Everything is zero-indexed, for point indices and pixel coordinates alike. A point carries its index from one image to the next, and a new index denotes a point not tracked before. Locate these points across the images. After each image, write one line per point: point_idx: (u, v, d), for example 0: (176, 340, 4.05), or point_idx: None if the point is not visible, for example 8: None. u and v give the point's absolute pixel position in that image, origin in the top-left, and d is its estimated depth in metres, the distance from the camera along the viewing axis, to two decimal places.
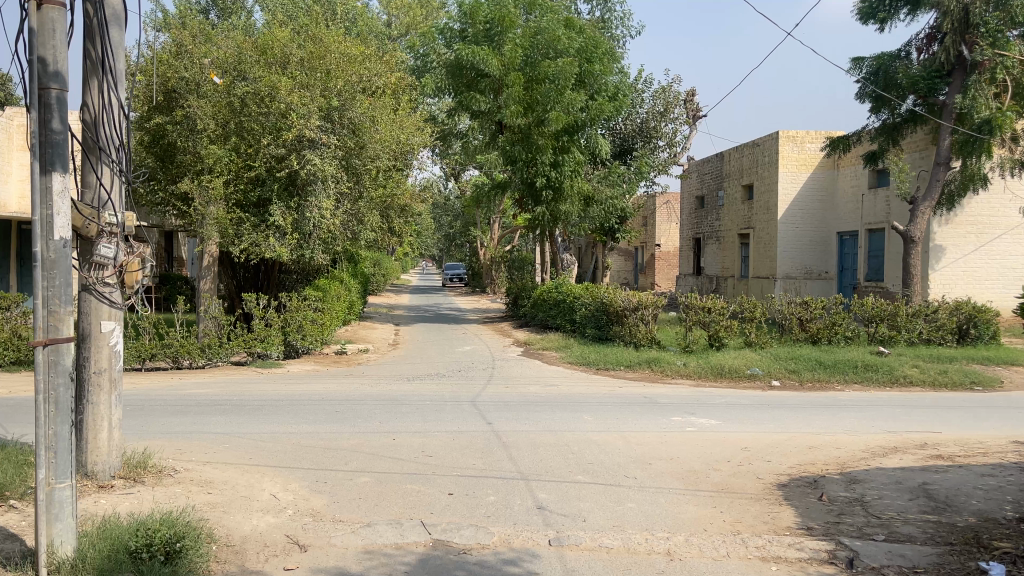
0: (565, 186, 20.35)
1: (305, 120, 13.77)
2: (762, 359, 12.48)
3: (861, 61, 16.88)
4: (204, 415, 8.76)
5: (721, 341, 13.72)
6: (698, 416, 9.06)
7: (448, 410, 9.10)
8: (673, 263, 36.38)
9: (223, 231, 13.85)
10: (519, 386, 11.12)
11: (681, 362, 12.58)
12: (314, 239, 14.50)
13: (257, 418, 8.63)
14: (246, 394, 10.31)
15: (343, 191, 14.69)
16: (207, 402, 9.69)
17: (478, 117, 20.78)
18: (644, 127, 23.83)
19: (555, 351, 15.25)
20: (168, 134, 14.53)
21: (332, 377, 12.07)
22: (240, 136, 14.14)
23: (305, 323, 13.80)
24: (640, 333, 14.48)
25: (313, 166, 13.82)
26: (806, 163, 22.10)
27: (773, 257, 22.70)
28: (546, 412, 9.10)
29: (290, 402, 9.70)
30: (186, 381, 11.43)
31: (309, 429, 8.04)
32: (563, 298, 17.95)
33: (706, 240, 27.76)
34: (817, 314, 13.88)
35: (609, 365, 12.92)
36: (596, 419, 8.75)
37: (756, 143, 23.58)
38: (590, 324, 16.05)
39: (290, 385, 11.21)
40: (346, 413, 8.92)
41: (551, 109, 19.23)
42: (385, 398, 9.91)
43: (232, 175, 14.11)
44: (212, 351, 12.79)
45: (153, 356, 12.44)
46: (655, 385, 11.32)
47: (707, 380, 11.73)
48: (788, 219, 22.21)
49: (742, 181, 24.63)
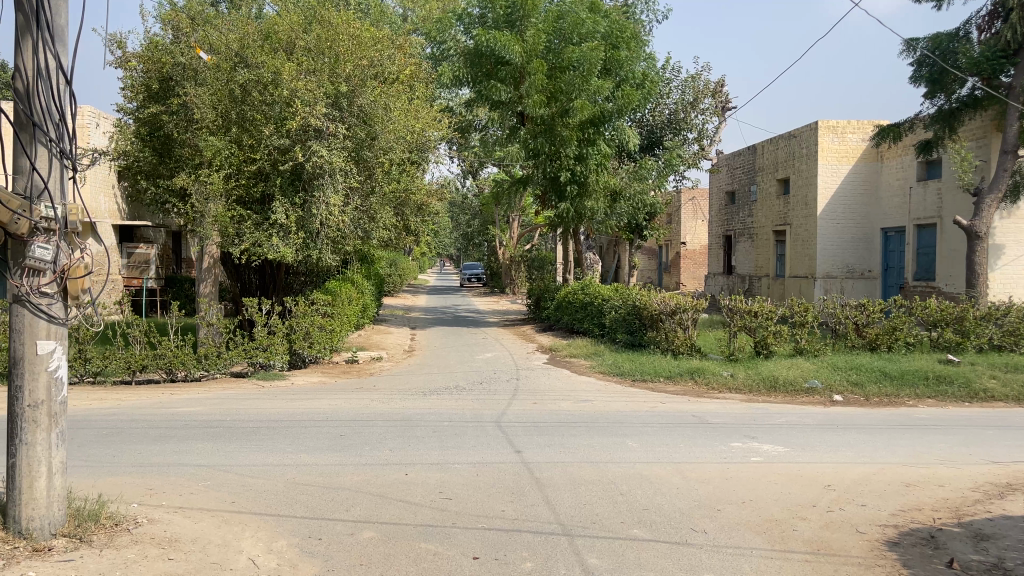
0: (591, 181, 19.09)
1: (311, 108, 12.55)
2: (819, 370, 11.18)
3: (914, 42, 15.44)
4: (191, 442, 7.61)
5: (769, 348, 12.43)
6: (760, 440, 7.80)
7: (470, 435, 7.89)
8: (699, 262, 35.05)
9: (223, 230, 12.75)
10: (549, 402, 9.90)
11: (727, 373, 11.31)
12: (322, 238, 13.23)
13: (249, 445, 7.47)
14: (243, 414, 9.16)
15: (353, 186, 13.43)
16: (196, 424, 8.52)
17: (499, 108, 19.57)
18: (673, 118, 22.51)
19: (584, 358, 14.02)
20: (166, 125, 13.42)
21: (341, 391, 10.90)
22: (241, 127, 13.00)
23: (313, 330, 12.72)
24: (678, 339, 13.19)
25: (319, 158, 12.60)
26: (847, 155, 20.70)
27: (811, 255, 21.31)
28: (584, 436, 7.87)
29: (290, 422, 8.53)
30: (179, 397, 10.26)
31: (306, 461, 6.86)
32: (590, 300, 16.72)
33: (738, 238, 26.40)
34: (875, 318, 12.55)
35: (646, 376, 11.67)
36: (642, 446, 7.51)
37: (792, 134, 22.20)
38: (622, 328, 14.83)
39: (293, 401, 10.03)
40: (352, 438, 7.72)
41: (577, 97, 17.97)
42: (397, 418, 8.72)
43: (233, 169, 12.98)
44: (209, 362, 11.62)
45: (146, 368, 11.33)
46: (701, 400, 10.06)
47: (759, 395, 10.45)
48: (828, 214, 20.82)
49: (777, 174, 23.24)
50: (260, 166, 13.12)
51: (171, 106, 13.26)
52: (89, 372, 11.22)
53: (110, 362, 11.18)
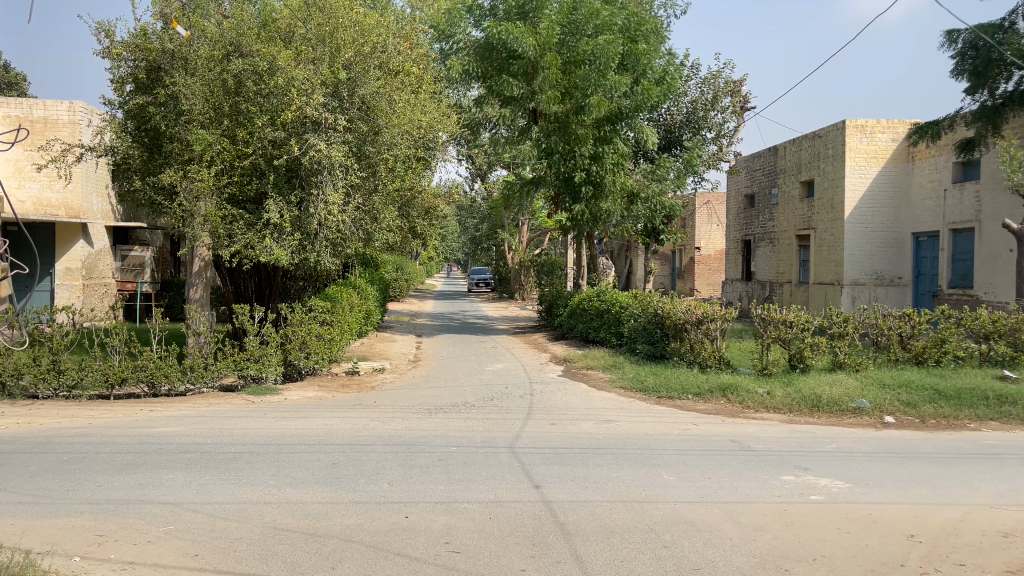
0: (607, 182, 18.08)
1: (308, 97, 11.69)
2: (863, 387, 10.13)
3: (955, 33, 14.49)
4: (161, 472, 6.64)
5: (806, 362, 11.41)
6: (815, 472, 6.76)
7: (480, 465, 6.89)
8: (713, 267, 34.00)
9: (214, 230, 11.83)
10: (568, 423, 8.90)
11: (763, 390, 10.28)
12: (321, 240, 12.21)
13: (228, 476, 6.50)
14: (227, 435, 8.19)
15: (354, 183, 12.43)
16: (171, 448, 7.56)
17: (510, 104, 18.62)
18: (692, 117, 21.53)
19: (602, 371, 13.00)
20: (152, 119, 12.40)
21: (338, 408, 9.91)
22: (234, 120, 12.16)
23: (310, 339, 11.80)
24: (706, 350, 12.17)
25: (317, 152, 11.65)
26: (876, 156, 19.65)
27: (838, 261, 20.24)
28: (611, 467, 6.85)
29: (278, 447, 7.56)
30: (159, 414, 9.30)
31: (290, 498, 5.87)
32: (607, 307, 15.72)
33: (758, 243, 25.36)
34: (922, 328, 11.50)
35: (673, 392, 10.65)
36: (680, 479, 6.50)
37: (817, 133, 21.18)
38: (642, 338, 13.83)
39: (284, 420, 9.06)
40: (346, 468, 6.74)
41: (593, 93, 17.01)
42: (399, 442, 7.74)
43: (225, 165, 12.07)
44: (194, 374, 10.62)
45: (126, 381, 10.34)
46: (737, 422, 9.04)
47: (800, 415, 9.40)
48: (856, 218, 19.77)
49: (800, 176, 22.22)
50: (254, 161, 12.21)
51: (158, 96, 12.23)
52: (63, 386, 10.28)
53: (86, 375, 10.22)
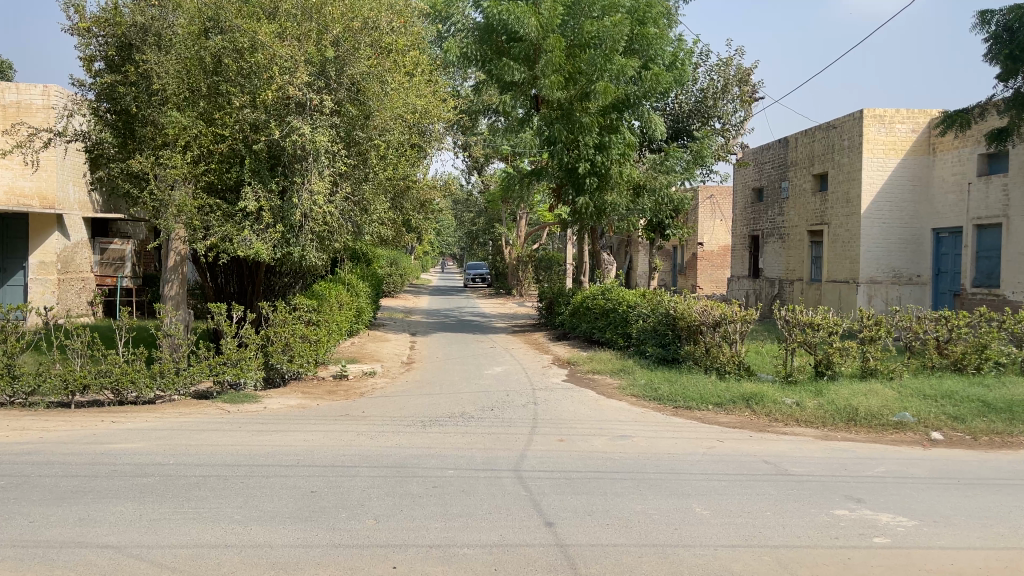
0: (612, 172, 17.06)
1: (291, 75, 10.71)
2: (901, 398, 9.19)
3: (988, 14, 13.62)
4: (108, 504, 5.65)
5: (834, 369, 10.46)
6: (871, 506, 5.79)
7: (481, 495, 5.92)
8: (716, 264, 33.07)
9: (188, 222, 10.84)
10: (578, 438, 7.93)
11: (792, 401, 9.34)
12: (306, 233, 11.17)
13: (186, 509, 5.54)
14: (193, 452, 7.20)
15: (341, 171, 11.39)
16: (127, 470, 6.59)
17: (511, 90, 17.63)
18: (701, 106, 20.58)
19: (610, 376, 12.05)
20: (121, 100, 11.36)
21: (322, 419, 8.93)
22: (210, 101, 11.18)
23: (293, 341, 10.83)
24: (724, 355, 11.21)
25: (300, 136, 10.65)
26: (895, 148, 18.71)
27: (853, 258, 19.29)
28: (635, 498, 5.89)
29: (250, 469, 6.58)
30: (121, 426, 8.29)
31: (255, 540, 4.91)
32: (614, 307, 14.78)
33: (766, 238, 24.40)
34: (960, 333, 10.57)
35: (692, 402, 9.70)
36: (716, 514, 5.54)
37: (831, 124, 20.26)
38: (652, 340, 12.89)
39: (261, 433, 8.08)
40: (326, 499, 5.79)
41: (598, 79, 16.08)
42: (388, 464, 6.78)
43: (201, 151, 11.09)
44: (164, 381, 9.60)
45: (88, 388, 9.33)
46: (767, 439, 8.10)
47: (836, 430, 8.44)
48: (873, 212, 18.84)
49: (813, 169, 21.29)
50: (233, 146, 11.22)
51: (127, 74, 11.18)
52: (20, 392, 9.28)
53: (44, 381, 9.21)
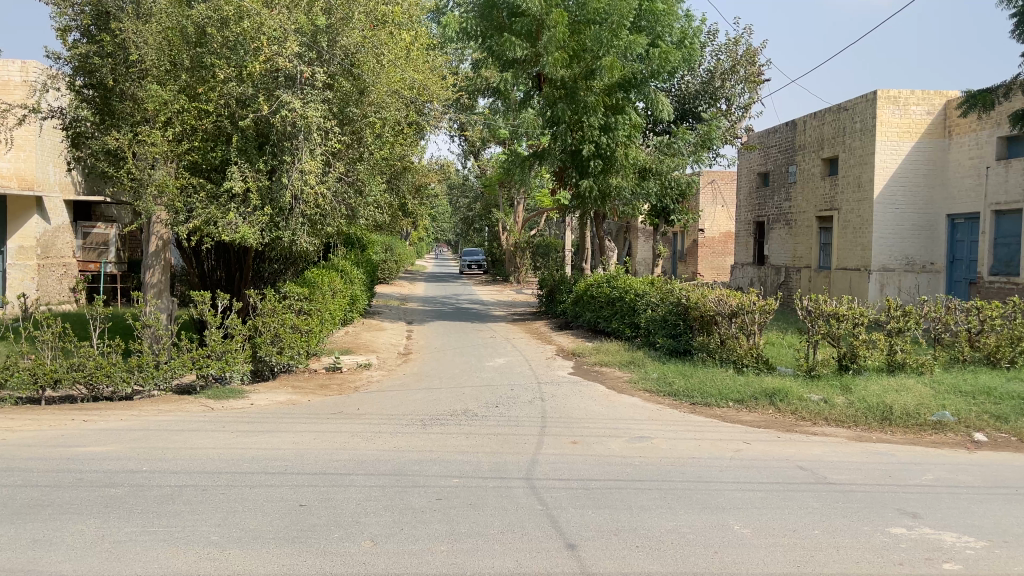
0: (618, 155, 16.32)
1: (281, 45, 9.98)
2: (937, 395, 8.54)
3: None
4: (68, 522, 4.96)
5: (859, 362, 9.81)
6: (930, 523, 5.14)
7: (491, 510, 5.25)
8: (717, 250, 32.46)
9: (170, 204, 10.13)
10: (592, 441, 7.26)
11: (818, 397, 8.70)
12: (297, 216, 10.47)
13: (157, 527, 4.86)
14: (169, 456, 6.52)
15: (335, 149, 10.67)
16: (95, 478, 5.90)
17: (513, 67, 16.87)
18: (708, 87, 19.89)
19: (619, 369, 11.39)
20: (97, 72, 10.60)
21: (313, 417, 8.24)
22: (194, 74, 10.46)
23: (283, 332, 10.15)
24: (742, 347, 10.56)
25: (291, 111, 9.93)
26: (909, 130, 18.03)
27: (864, 245, 18.64)
28: (663, 514, 5.23)
29: (232, 478, 5.90)
30: (92, 426, 7.59)
31: (232, 568, 4.24)
32: (620, 295, 14.12)
33: (772, 225, 23.73)
34: (993, 324, 9.93)
35: (710, 399, 9.06)
36: (758, 534, 4.89)
37: (842, 106, 19.59)
38: (662, 331, 12.24)
39: (245, 434, 7.39)
40: (315, 514, 5.12)
41: (605, 56, 15.38)
42: (386, 471, 6.10)
43: (185, 128, 10.35)
44: (142, 375, 8.87)
45: (60, 383, 8.62)
46: (796, 441, 7.44)
47: (870, 431, 7.80)
48: (887, 197, 18.17)
49: (822, 152, 20.63)
50: (218, 122, 10.51)
51: (104, 45, 10.42)
52: None
53: (11, 375, 8.51)
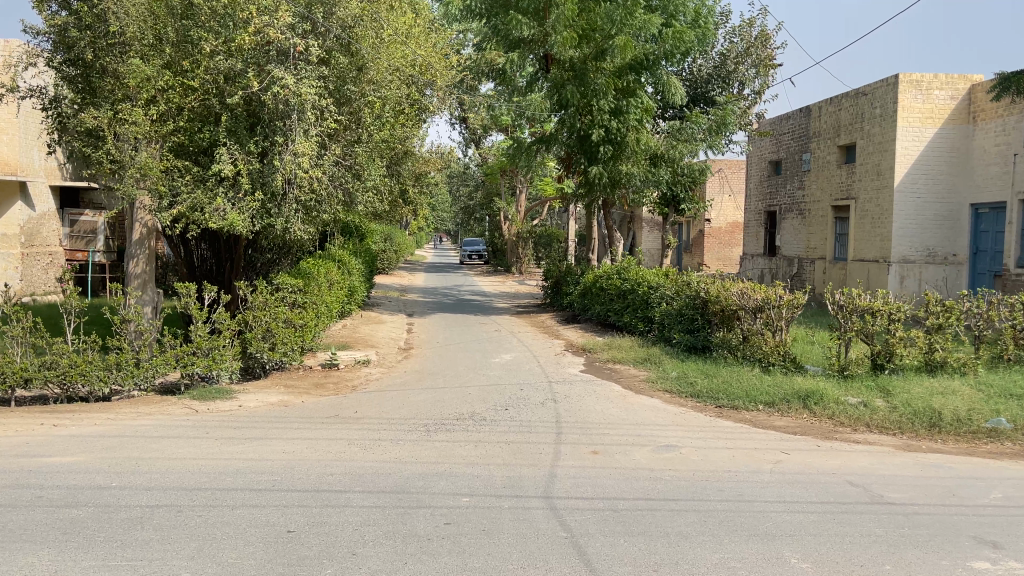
0: (629, 140, 15.56)
1: (272, 16, 9.21)
2: (987, 398, 7.82)
3: None
4: (16, 553, 4.24)
5: (895, 361, 9.11)
6: (1016, 555, 4.44)
7: (509, 537, 4.55)
8: (724, 241, 31.70)
9: (154, 188, 9.37)
10: (615, 451, 6.55)
11: (857, 401, 8.00)
12: (290, 202, 9.70)
13: (119, 561, 4.15)
14: (144, 469, 5.79)
15: (331, 130, 9.93)
16: (56, 497, 5.18)
17: (519, 48, 16.11)
18: (721, 70, 19.15)
19: (634, 367, 10.68)
20: (76, 47, 9.83)
21: (306, 421, 7.53)
22: (180, 49, 9.73)
23: (276, 327, 9.46)
24: (768, 345, 9.86)
25: (282, 88, 9.18)
26: (932, 116, 17.29)
27: (884, 235, 17.91)
28: (708, 543, 4.54)
29: (211, 497, 5.18)
30: (62, 432, 6.86)
31: None
32: (632, 287, 13.41)
33: (784, 215, 22.99)
34: None
35: (737, 401, 8.35)
36: (820, 569, 4.20)
37: (861, 91, 18.86)
38: (678, 326, 11.54)
39: (231, 442, 6.67)
40: (306, 543, 4.42)
41: (617, 35, 14.63)
42: (388, 488, 5.40)
43: (169, 106, 9.58)
44: (121, 374, 8.17)
45: (31, 383, 7.91)
46: (840, 450, 6.75)
47: (918, 439, 7.10)
48: (907, 186, 17.43)
49: (838, 139, 19.89)
50: (205, 101, 9.73)
51: (81, 17, 9.65)
52: None
53: None
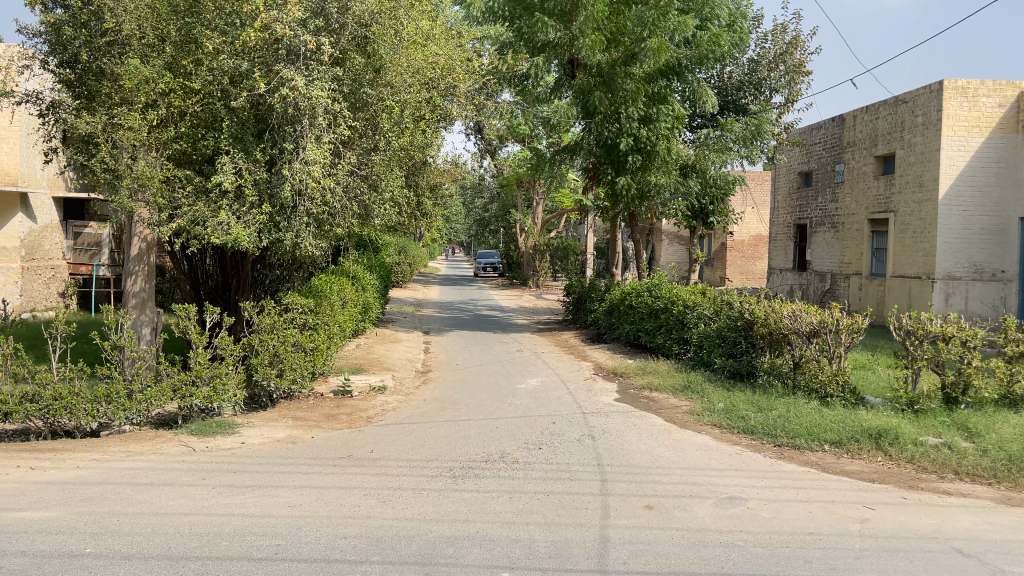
0: (660, 148, 14.67)
1: (280, 11, 8.43)
2: None
3: None
4: None
5: (972, 394, 8.15)
6: None
7: None
8: (747, 254, 30.73)
9: (155, 199, 8.57)
10: (673, 505, 5.64)
11: (938, 442, 7.06)
12: (301, 215, 8.87)
13: None
14: (126, 530, 4.94)
15: (344, 137, 9.12)
16: (17, 568, 4.32)
17: (544, 52, 15.30)
18: (753, 76, 18.30)
19: (674, 396, 9.76)
20: (71, 48, 9.08)
21: (317, 463, 6.67)
22: (183, 49, 8.97)
23: (285, 352, 8.62)
24: (824, 373, 8.94)
25: (291, 90, 8.34)
26: (979, 125, 16.37)
27: (927, 249, 16.92)
28: None
29: (201, 571, 4.32)
30: (39, 477, 6.02)
31: None
32: (666, 307, 12.50)
33: (816, 228, 22.03)
34: None
35: (799, 440, 7.43)
36: None
37: (900, 98, 17.93)
38: (719, 350, 10.62)
39: (230, 491, 5.81)
40: None
41: (650, 37, 13.80)
42: (411, 559, 4.51)
43: (170, 111, 8.79)
44: (112, 408, 7.34)
45: (11, 417, 7.13)
46: (932, 505, 5.80)
47: (1019, 490, 6.15)
48: (952, 198, 16.47)
49: (876, 149, 18.95)
50: (209, 105, 8.94)
51: (77, 15, 8.90)
52: None
53: None
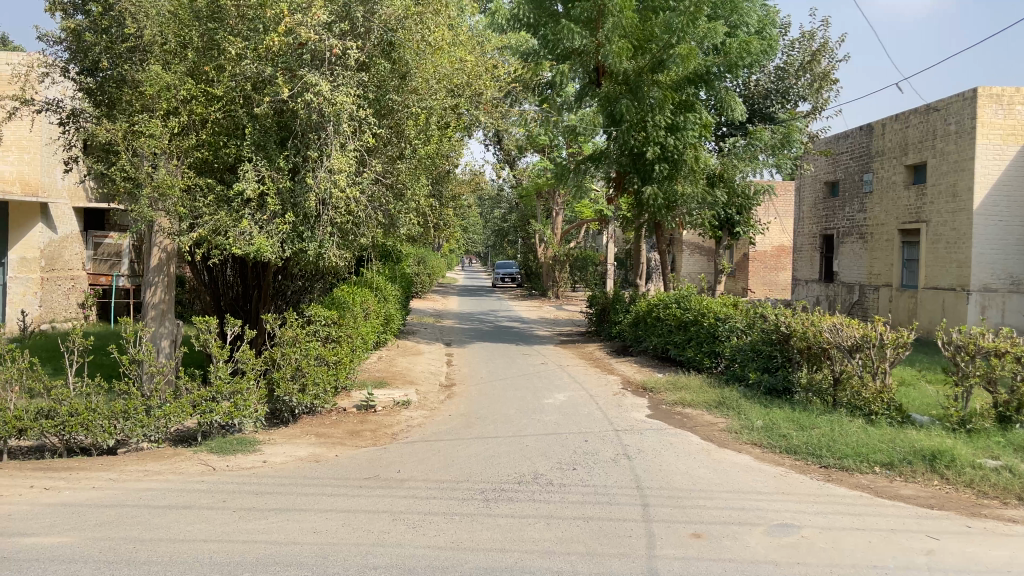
0: (688, 157, 14.34)
1: (304, 15, 8.20)
2: None
3: None
4: None
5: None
6: None
7: None
8: (769, 265, 30.28)
9: (176, 208, 8.33)
10: (721, 533, 5.29)
11: (997, 465, 6.67)
12: (325, 224, 8.61)
13: None
14: (143, 558, 4.65)
15: (368, 144, 8.89)
16: None
17: (568, 60, 15.03)
18: (780, 84, 17.94)
19: (709, 413, 9.40)
20: (91, 54, 8.89)
21: (342, 484, 6.37)
22: (205, 55, 8.75)
23: (308, 365, 8.34)
24: (868, 389, 8.55)
25: (315, 96, 8.09)
26: (1015, 133, 15.89)
27: (961, 260, 16.46)
28: None
29: None
30: (53, 499, 5.76)
31: None
32: (696, 319, 12.13)
33: (844, 238, 21.57)
34: None
35: (847, 461, 7.05)
36: None
37: (932, 106, 17.50)
38: (754, 365, 10.24)
39: (252, 514, 5.52)
40: None
41: (678, 43, 13.50)
42: None
43: (190, 117, 8.56)
44: (129, 425, 7.08)
45: (25, 433, 6.91)
46: (1000, 534, 5.42)
47: None
48: (988, 208, 16.02)
49: (907, 158, 18.51)
50: (231, 111, 8.70)
51: (98, 21, 8.72)
52: None
53: None
